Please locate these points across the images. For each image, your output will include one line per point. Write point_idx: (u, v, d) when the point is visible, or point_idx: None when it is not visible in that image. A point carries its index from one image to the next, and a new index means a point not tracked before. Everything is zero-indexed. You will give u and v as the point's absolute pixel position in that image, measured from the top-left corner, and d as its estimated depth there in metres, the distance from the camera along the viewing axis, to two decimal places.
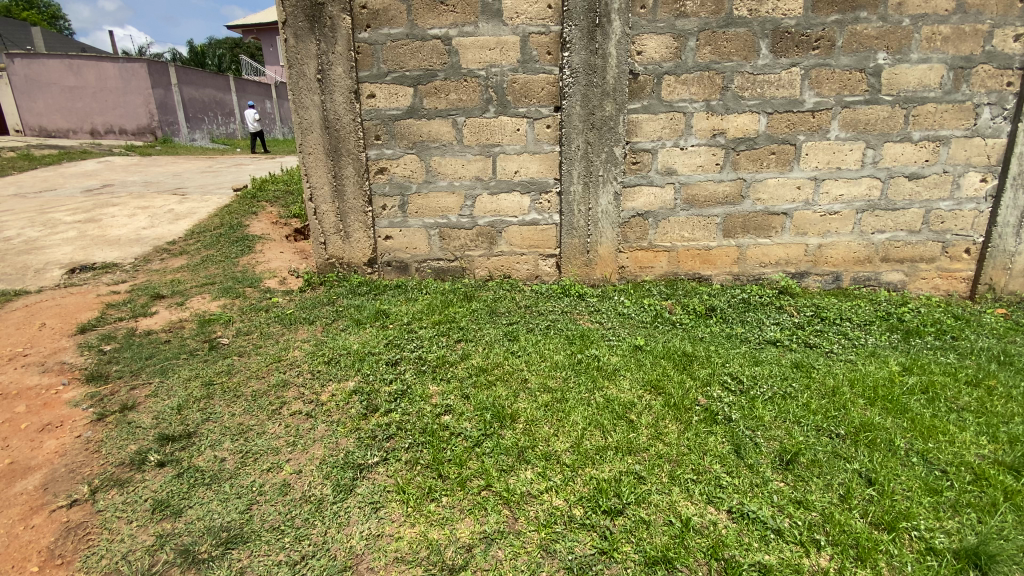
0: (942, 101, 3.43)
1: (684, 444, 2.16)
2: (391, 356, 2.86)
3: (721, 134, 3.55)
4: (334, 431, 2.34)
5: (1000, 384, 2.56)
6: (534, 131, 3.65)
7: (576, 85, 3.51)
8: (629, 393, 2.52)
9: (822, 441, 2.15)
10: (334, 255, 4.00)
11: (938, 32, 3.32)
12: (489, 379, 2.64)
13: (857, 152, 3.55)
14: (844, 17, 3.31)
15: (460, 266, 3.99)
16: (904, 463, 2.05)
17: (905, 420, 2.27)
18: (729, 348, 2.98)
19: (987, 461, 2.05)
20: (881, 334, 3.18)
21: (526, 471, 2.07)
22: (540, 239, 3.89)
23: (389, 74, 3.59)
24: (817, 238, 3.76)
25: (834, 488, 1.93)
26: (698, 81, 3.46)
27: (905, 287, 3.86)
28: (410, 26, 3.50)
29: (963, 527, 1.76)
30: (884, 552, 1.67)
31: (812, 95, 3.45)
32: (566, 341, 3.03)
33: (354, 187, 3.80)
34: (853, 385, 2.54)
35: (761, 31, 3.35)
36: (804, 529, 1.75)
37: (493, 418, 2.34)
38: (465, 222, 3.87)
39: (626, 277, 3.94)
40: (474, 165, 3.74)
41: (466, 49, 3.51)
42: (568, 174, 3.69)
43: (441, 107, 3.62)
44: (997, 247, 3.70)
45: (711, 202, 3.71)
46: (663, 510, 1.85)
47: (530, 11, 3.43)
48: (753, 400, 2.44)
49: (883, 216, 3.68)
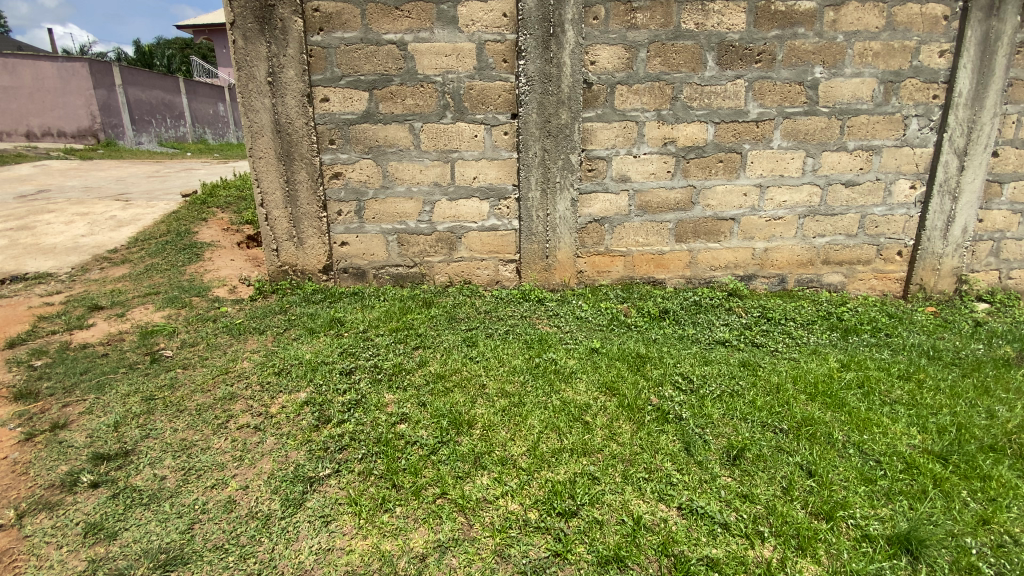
0: (873, 113, 3.66)
1: (637, 444, 2.20)
2: (345, 365, 2.78)
3: (672, 143, 3.68)
4: (283, 444, 2.26)
5: (929, 377, 2.73)
6: (491, 137, 3.67)
7: (532, 93, 3.55)
8: (585, 395, 2.56)
9: (767, 436, 2.24)
10: (288, 262, 3.89)
11: (870, 48, 3.54)
12: (447, 386, 2.61)
13: (798, 160, 3.74)
14: (783, 33, 3.49)
15: (419, 272, 3.95)
16: (842, 454, 2.15)
17: (843, 414, 2.39)
18: (681, 348, 3.07)
19: (918, 450, 2.18)
20: (822, 333, 3.35)
21: (482, 477, 2.05)
22: (500, 245, 3.90)
23: (343, 78, 3.54)
24: (764, 242, 3.93)
25: (778, 481, 2.00)
26: (649, 91, 3.57)
27: (845, 288, 4.07)
28: (364, 30, 3.46)
29: (896, 514, 1.85)
30: (823, 540, 1.75)
31: (755, 106, 3.62)
32: (525, 346, 3.04)
33: (307, 193, 3.72)
34: (796, 381, 2.66)
35: (707, 43, 3.49)
36: (749, 522, 1.81)
37: (449, 425, 2.31)
38: (423, 227, 3.84)
39: (585, 282, 4.00)
40: (432, 171, 3.72)
41: (422, 55, 3.50)
42: (526, 180, 3.72)
43: (398, 112, 3.59)
44: (926, 249, 3.95)
45: (664, 208, 3.82)
46: (616, 509, 1.88)
47: (485, 19, 3.46)
48: (703, 398, 2.52)
49: (823, 220, 3.89)
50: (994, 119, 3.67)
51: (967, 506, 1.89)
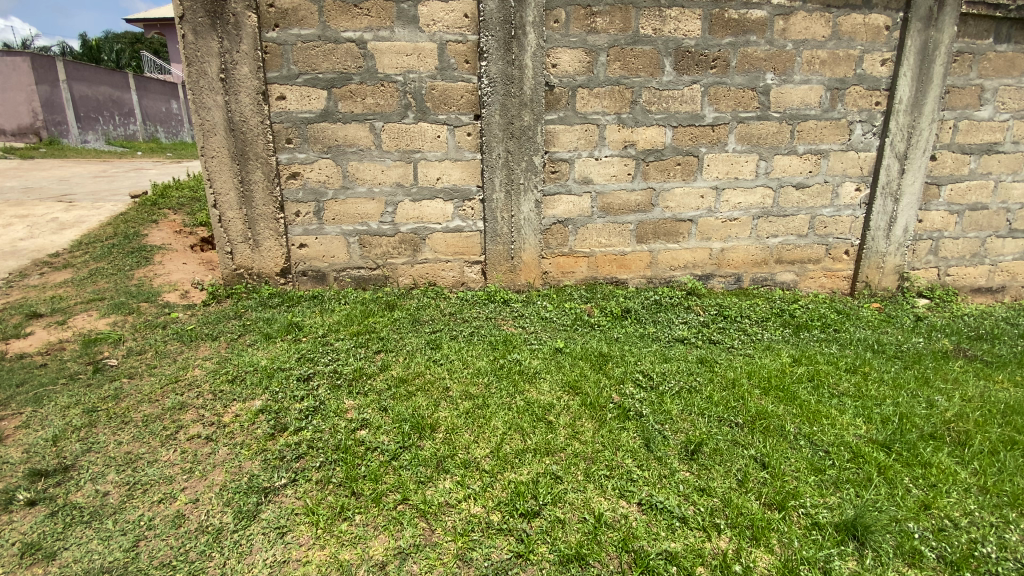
0: (821, 119, 3.83)
1: (599, 441, 2.23)
2: (303, 370, 2.70)
3: (632, 146, 3.75)
4: (237, 454, 2.18)
5: (873, 370, 2.87)
6: (454, 138, 3.64)
7: (494, 94, 3.55)
8: (549, 395, 2.57)
9: (723, 430, 2.30)
10: (243, 265, 3.75)
11: (817, 56, 3.70)
12: (409, 390, 2.57)
13: (752, 163, 3.88)
14: (736, 40, 3.61)
15: (381, 275, 3.88)
16: (793, 446, 2.23)
17: (795, 407, 2.48)
18: (642, 347, 3.12)
19: (863, 440, 2.28)
20: (775, 329, 3.48)
21: (444, 481, 2.02)
22: (464, 246, 3.88)
23: (300, 76, 3.45)
24: (720, 242, 4.05)
25: (733, 474, 2.06)
26: (610, 94, 3.62)
27: (797, 286, 4.24)
28: (322, 27, 3.38)
29: (843, 501, 1.94)
30: (776, 530, 1.81)
31: (711, 110, 3.73)
32: (489, 347, 3.03)
33: (263, 193, 3.60)
34: (751, 376, 2.75)
35: (665, 49, 3.57)
36: (707, 515, 1.86)
37: (411, 429, 2.27)
38: (386, 229, 3.78)
39: (549, 282, 4.02)
40: (394, 171, 3.66)
41: (382, 54, 3.45)
42: (489, 181, 3.72)
43: (358, 111, 3.53)
44: (871, 248, 4.15)
45: (625, 210, 3.89)
46: (578, 508, 1.89)
47: (447, 19, 3.43)
48: (662, 395, 2.57)
49: (776, 221, 4.04)
50: (931, 125, 3.90)
51: (908, 492, 1.99)
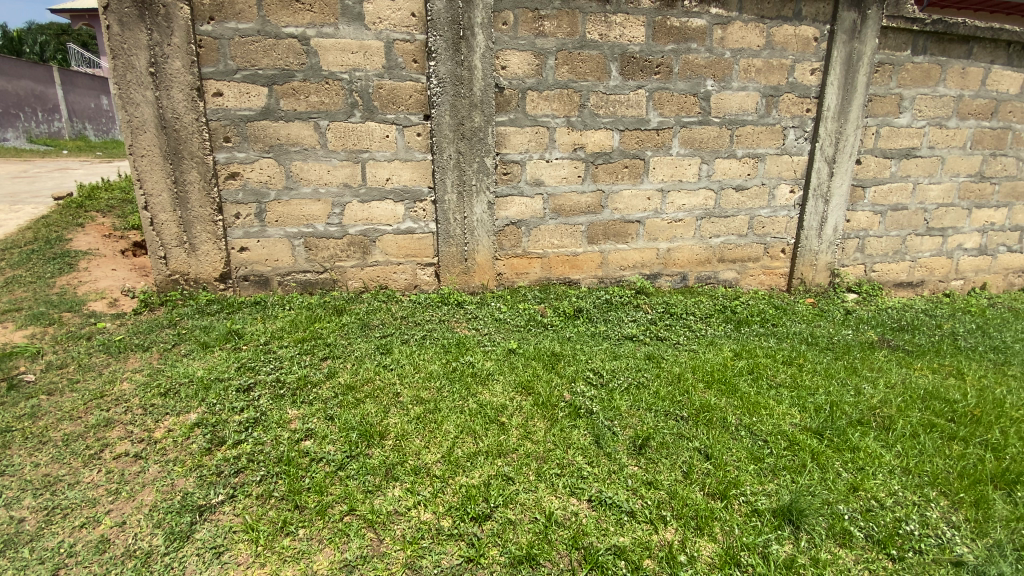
0: (758, 124, 4.03)
1: (551, 440, 2.24)
2: (243, 381, 2.57)
3: (581, 149, 3.81)
4: (169, 471, 2.04)
5: (808, 361, 3.04)
6: (403, 138, 3.58)
7: (443, 94, 3.52)
8: (501, 397, 2.56)
9: (669, 424, 2.37)
10: (178, 271, 3.55)
11: (753, 65, 3.89)
12: (357, 397, 2.49)
13: (695, 166, 4.02)
14: (678, 47, 3.74)
15: (329, 278, 3.76)
16: (735, 436, 2.33)
17: (736, 399, 2.59)
18: (593, 345, 3.18)
19: (798, 428, 2.41)
20: (718, 325, 3.63)
21: (393, 489, 1.97)
22: (416, 248, 3.82)
23: (238, 72, 3.30)
24: (667, 242, 4.18)
25: (679, 466, 2.12)
26: (559, 98, 3.67)
27: (739, 283, 4.43)
28: (261, 22, 3.25)
29: (780, 488, 2.03)
30: (718, 519, 1.88)
31: (656, 115, 3.84)
32: (441, 350, 3.00)
33: (200, 195, 3.42)
34: (695, 370, 2.85)
35: (611, 54, 3.66)
36: (653, 508, 1.91)
37: (359, 438, 2.20)
38: (333, 231, 3.67)
39: (503, 284, 4.01)
40: (340, 171, 3.56)
41: (326, 51, 3.35)
42: (440, 182, 3.68)
43: (301, 109, 3.41)
44: (805, 247, 4.40)
45: (576, 211, 3.95)
46: (529, 508, 1.89)
47: (393, 17, 3.38)
48: (612, 392, 2.62)
49: (718, 222, 4.21)
50: (856, 131, 4.17)
51: (839, 476, 2.11)
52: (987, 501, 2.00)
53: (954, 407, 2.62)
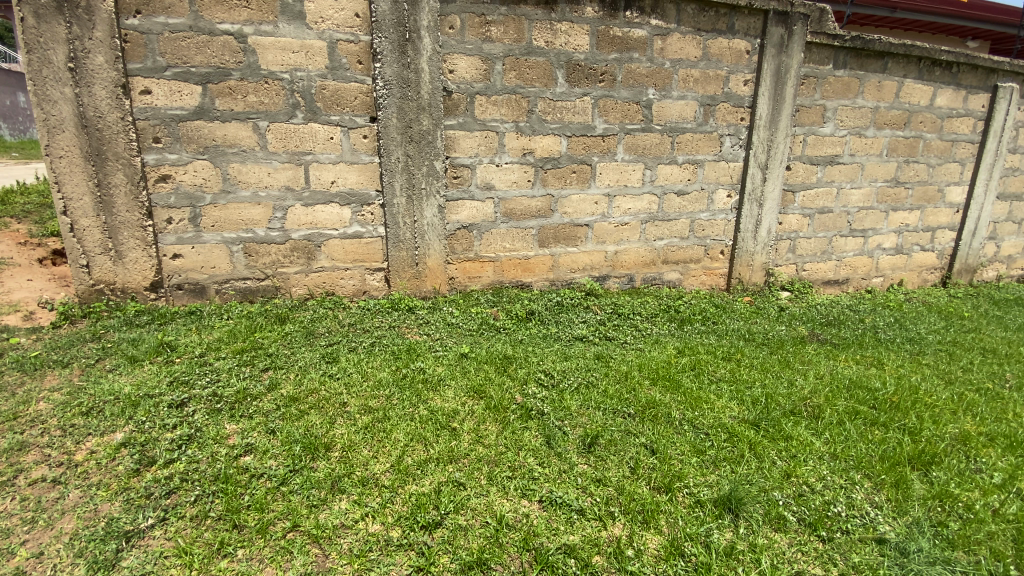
0: (697, 131, 4.22)
1: (502, 443, 2.25)
2: (176, 396, 2.42)
3: (530, 153, 3.85)
4: (91, 496, 1.89)
5: (745, 356, 3.21)
6: (349, 140, 3.50)
7: (390, 97, 3.46)
8: (453, 402, 2.54)
9: (617, 422, 2.44)
10: (103, 280, 3.31)
11: (691, 75, 4.07)
12: (301, 408, 2.40)
13: (639, 172, 4.16)
14: (621, 56, 3.86)
15: (271, 285, 3.61)
16: (679, 430, 2.42)
17: (680, 394, 2.70)
18: (544, 347, 3.22)
19: (737, 420, 2.53)
20: (663, 324, 3.76)
21: (340, 502, 1.91)
22: (364, 252, 3.74)
23: (168, 68, 3.12)
24: (614, 245, 4.29)
25: (626, 462, 2.19)
26: (507, 103, 3.70)
27: (682, 284, 4.62)
28: (194, 17, 3.09)
29: (721, 478, 2.12)
30: (664, 511, 1.94)
31: (601, 121, 3.95)
32: (392, 356, 2.94)
33: (127, 199, 3.21)
34: (641, 368, 2.95)
35: (557, 61, 3.72)
36: (602, 504, 1.95)
37: (303, 451, 2.12)
38: (275, 236, 3.53)
39: (455, 288, 3.99)
40: (282, 174, 3.43)
41: (265, 50, 3.23)
42: (389, 186, 3.62)
43: (238, 109, 3.27)
44: (743, 248, 4.63)
45: (527, 215, 3.99)
46: (480, 512, 1.88)
47: (336, 17, 3.30)
48: (562, 392, 2.67)
49: (661, 226, 4.36)
50: (786, 139, 4.44)
51: (775, 464, 2.23)
52: (906, 481, 2.16)
53: (875, 395, 2.83)
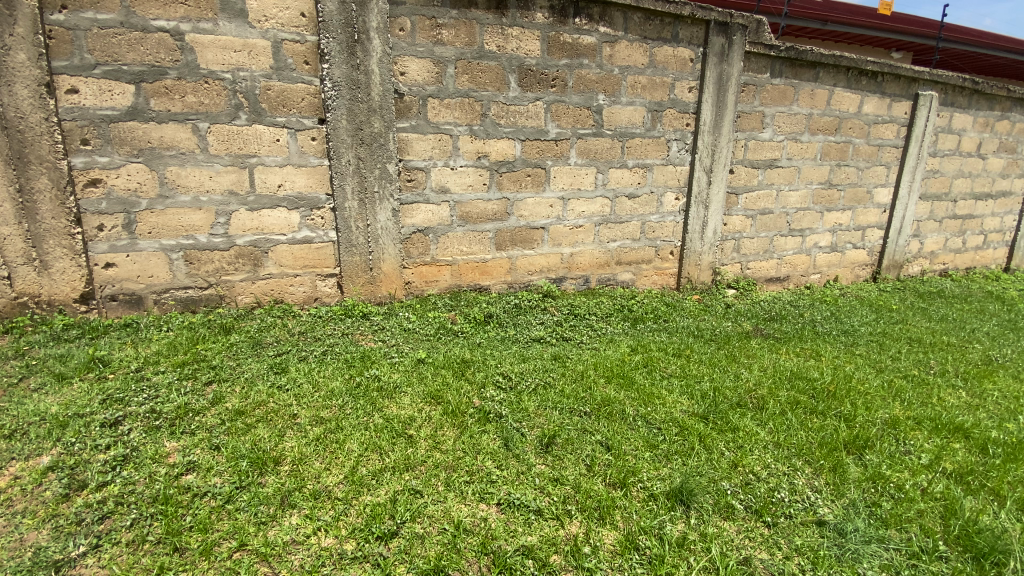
0: (645, 136, 4.35)
1: (459, 448, 2.24)
2: (110, 414, 2.27)
3: (484, 157, 3.86)
4: (13, 526, 1.74)
5: (695, 352, 3.34)
6: (296, 142, 3.39)
7: (339, 99, 3.38)
8: (409, 409, 2.50)
9: (574, 421, 2.48)
10: (26, 292, 3.08)
11: (639, 81, 4.19)
12: (248, 422, 2.31)
13: (591, 176, 4.25)
14: (571, 62, 3.93)
15: (215, 294, 3.45)
16: (633, 426, 2.49)
17: (634, 391, 2.77)
18: (502, 350, 3.23)
19: (687, 414, 2.62)
20: (617, 323, 3.86)
21: (290, 517, 1.85)
22: (314, 258, 3.63)
23: (98, 66, 2.94)
24: (570, 247, 4.36)
25: (583, 460, 2.22)
26: (460, 106, 3.69)
27: (636, 283, 4.74)
28: (125, 13, 2.93)
29: (673, 471, 2.19)
30: (619, 507, 1.98)
31: (554, 126, 4.01)
32: (345, 365, 2.87)
33: (52, 205, 2.99)
34: (596, 368, 3.01)
35: (509, 66, 3.75)
36: (560, 504, 1.97)
37: (250, 467, 2.04)
38: (218, 242, 3.37)
39: (412, 293, 3.94)
40: (225, 178, 3.29)
41: (204, 48, 3.09)
42: (340, 189, 3.53)
43: (176, 110, 3.11)
44: (691, 248, 4.81)
45: (483, 218, 3.99)
46: (438, 519, 1.86)
47: (280, 16, 3.20)
48: (520, 394, 2.69)
49: (614, 227, 4.47)
50: (729, 143, 4.64)
51: (723, 455, 2.32)
52: (842, 465, 2.30)
53: (814, 384, 3.01)
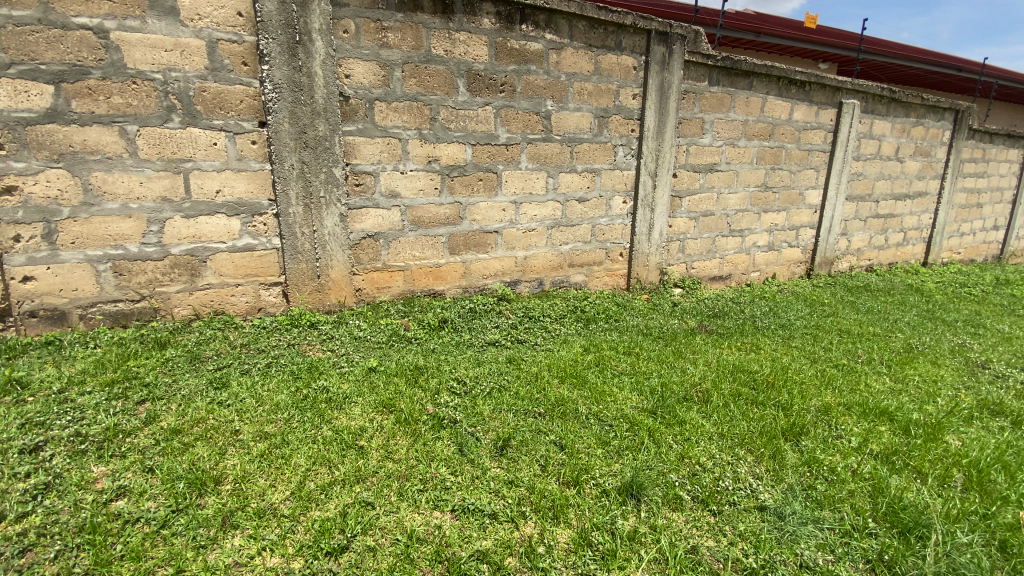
0: (593, 141, 4.46)
1: (412, 456, 2.21)
2: (29, 440, 2.09)
3: (435, 161, 3.84)
4: None
5: (644, 350, 3.45)
6: (235, 146, 3.26)
7: (280, 101, 3.28)
8: (360, 419, 2.45)
9: (528, 422, 2.50)
10: None
11: (585, 88, 4.30)
12: (185, 441, 2.19)
13: (542, 180, 4.31)
14: (519, 68, 3.97)
15: (148, 307, 3.26)
16: (586, 425, 2.54)
17: (586, 390, 2.84)
18: (457, 355, 3.21)
19: (638, 409, 2.71)
20: (571, 324, 3.92)
21: (233, 539, 1.76)
22: (257, 267, 3.49)
23: (11, 65, 2.72)
24: (523, 251, 4.40)
25: (537, 461, 2.25)
26: (408, 110, 3.66)
27: (588, 285, 4.84)
28: (42, 9, 2.73)
29: (624, 466, 2.25)
30: (573, 505, 2.01)
31: (503, 131, 4.04)
32: (292, 376, 2.78)
33: None
34: (550, 368, 3.06)
35: (457, 70, 3.75)
36: (514, 506, 1.99)
37: (188, 488, 1.93)
38: (151, 251, 3.19)
39: (363, 300, 3.86)
40: (158, 183, 3.12)
41: (131, 47, 2.92)
42: (283, 194, 3.41)
43: (101, 112, 2.92)
44: (639, 249, 4.96)
45: (435, 223, 3.96)
46: (390, 530, 1.83)
47: (215, 15, 3.07)
48: (475, 398, 2.69)
49: (565, 231, 4.55)
50: (672, 148, 4.83)
51: (671, 448, 2.41)
52: (781, 452, 2.43)
53: (754, 376, 3.17)
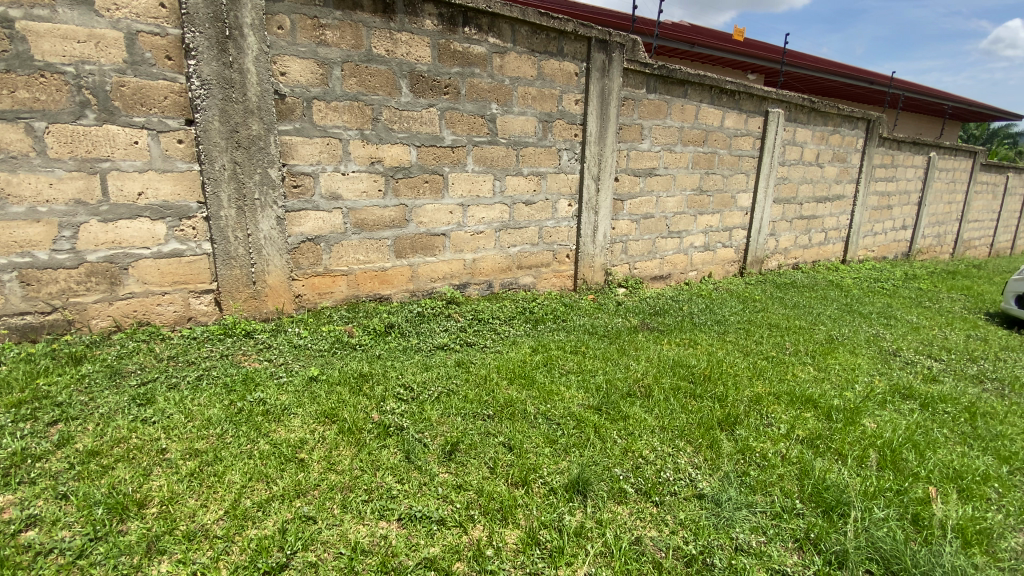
0: (538, 145, 4.53)
1: (357, 466, 2.16)
2: None
3: (378, 163, 3.76)
4: None
5: (590, 348, 3.53)
6: (160, 145, 3.06)
7: (209, 98, 3.10)
8: (300, 431, 2.36)
9: (477, 425, 2.51)
10: None
11: (529, 92, 4.36)
12: (105, 464, 2.03)
13: (488, 183, 4.33)
14: (463, 71, 3.97)
15: (61, 319, 3.00)
16: (534, 424, 2.57)
17: (534, 390, 2.88)
18: (404, 360, 3.17)
19: (583, 407, 2.77)
20: (519, 325, 3.96)
21: (159, 565, 1.65)
22: (186, 274, 3.29)
23: None
24: (471, 253, 4.39)
25: (485, 463, 2.25)
26: (349, 110, 3.56)
27: (536, 286, 4.90)
28: None
29: (571, 463, 2.30)
30: (521, 505, 2.03)
31: (448, 133, 4.02)
32: (226, 389, 2.64)
33: None
34: (499, 370, 3.08)
35: (399, 71, 3.70)
36: (462, 510, 1.98)
37: (108, 514, 1.79)
38: (64, 259, 2.94)
39: (304, 306, 3.72)
40: (71, 185, 2.87)
41: (38, 37, 2.68)
42: (214, 196, 3.23)
43: (3, 107, 2.67)
44: (585, 251, 5.08)
45: (379, 226, 3.88)
46: (333, 544, 1.78)
47: (135, 6, 2.87)
48: (423, 403, 2.66)
49: (513, 233, 4.59)
50: (614, 152, 4.98)
51: (615, 443, 2.48)
52: (717, 441, 2.57)
53: (692, 370, 3.33)
